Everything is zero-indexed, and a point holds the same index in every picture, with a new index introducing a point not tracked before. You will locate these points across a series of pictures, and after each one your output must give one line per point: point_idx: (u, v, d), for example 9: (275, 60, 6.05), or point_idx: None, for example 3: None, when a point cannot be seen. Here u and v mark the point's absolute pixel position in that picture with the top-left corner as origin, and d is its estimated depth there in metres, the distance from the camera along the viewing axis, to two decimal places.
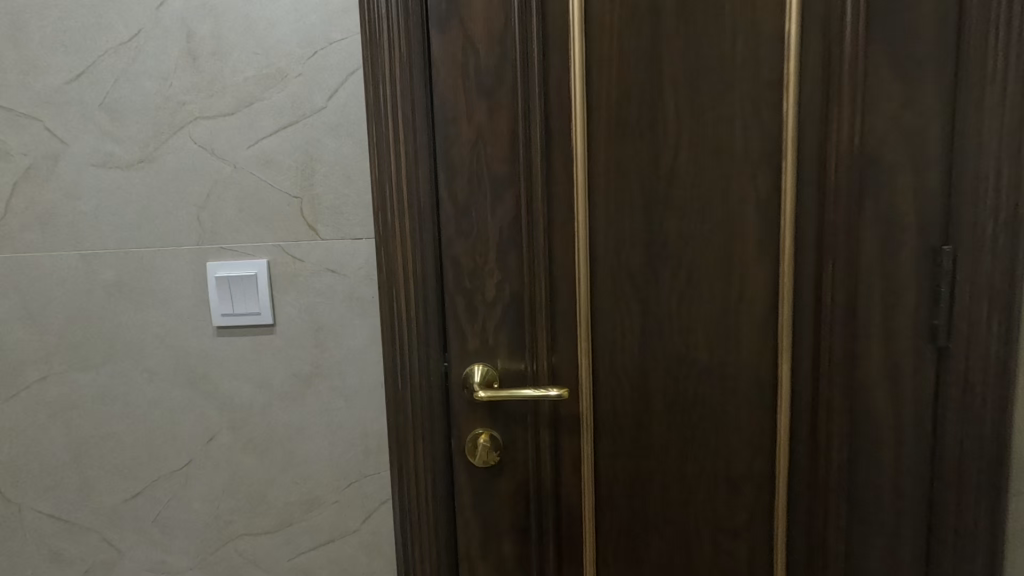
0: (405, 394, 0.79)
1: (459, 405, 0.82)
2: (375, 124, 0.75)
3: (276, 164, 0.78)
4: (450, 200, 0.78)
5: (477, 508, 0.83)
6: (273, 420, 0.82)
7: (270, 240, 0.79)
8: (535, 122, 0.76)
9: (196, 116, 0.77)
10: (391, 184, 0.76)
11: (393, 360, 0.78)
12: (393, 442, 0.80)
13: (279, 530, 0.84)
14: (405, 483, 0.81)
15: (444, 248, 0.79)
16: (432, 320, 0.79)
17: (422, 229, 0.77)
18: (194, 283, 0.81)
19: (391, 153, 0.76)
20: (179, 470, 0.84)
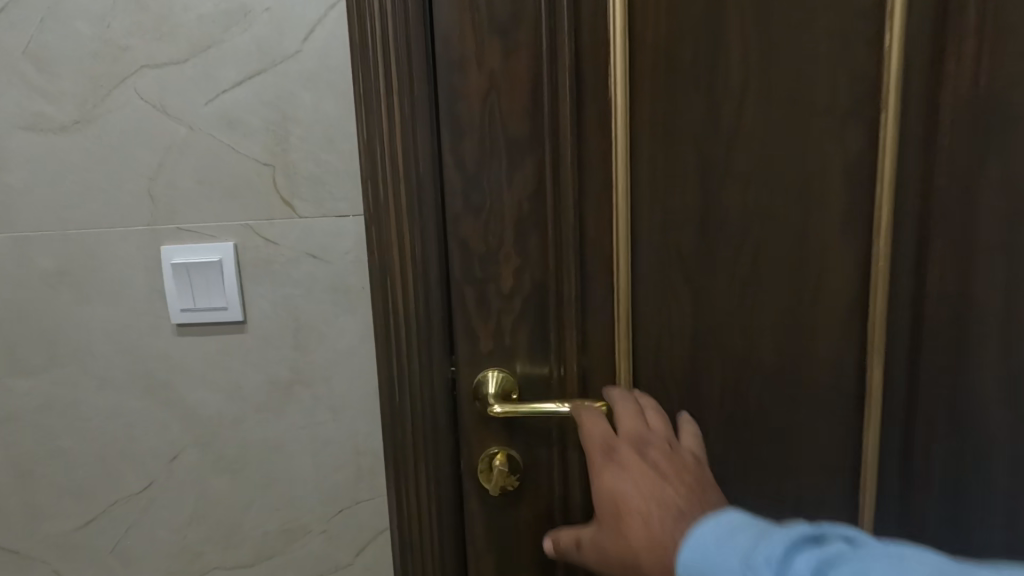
0: (403, 407, 0.65)
1: (469, 418, 0.68)
2: (361, 73, 0.60)
3: (241, 125, 0.63)
4: (456, 171, 0.63)
5: (490, 540, 0.70)
6: (247, 435, 0.69)
7: (237, 219, 0.65)
8: (561, 70, 0.61)
9: (142, 66, 0.63)
10: (381, 146, 0.61)
11: (387, 365, 0.64)
12: (389, 464, 0.66)
13: (258, 563, 0.72)
14: (405, 512, 0.67)
15: (449, 228, 0.64)
16: (436, 316, 0.65)
17: (422, 204, 0.62)
18: (147, 272, 0.66)
19: (380, 107, 0.60)
20: (138, 493, 0.71)
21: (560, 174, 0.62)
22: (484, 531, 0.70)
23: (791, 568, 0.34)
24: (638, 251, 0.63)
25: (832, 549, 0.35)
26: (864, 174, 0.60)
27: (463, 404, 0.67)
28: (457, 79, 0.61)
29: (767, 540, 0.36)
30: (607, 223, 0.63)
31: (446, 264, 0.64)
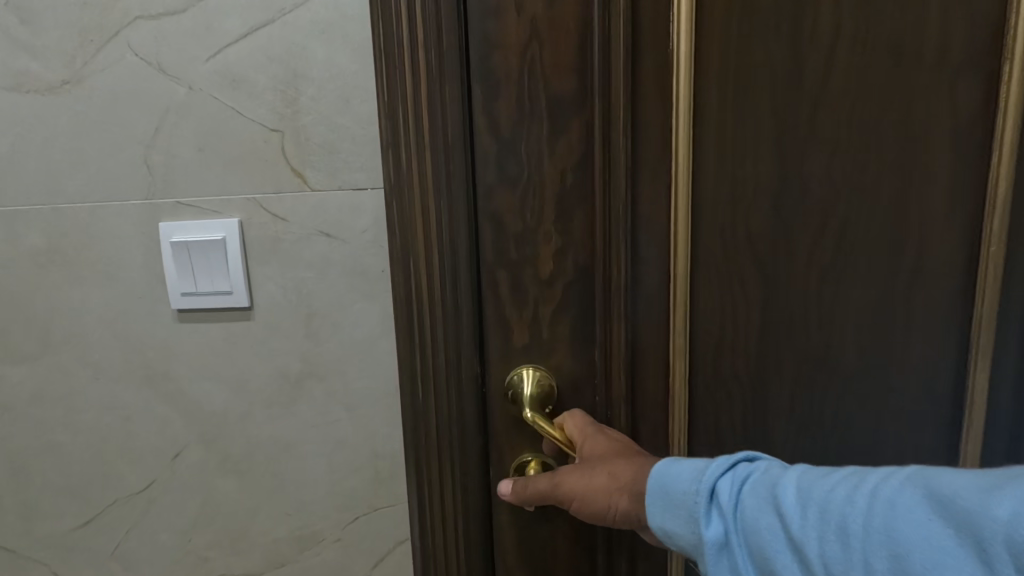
0: (428, 407, 0.58)
1: (500, 419, 0.61)
2: (380, 20, 0.52)
3: (246, 84, 0.56)
4: (490, 137, 0.55)
5: (522, 551, 0.63)
6: (255, 434, 0.62)
7: (242, 191, 0.58)
8: (612, 19, 0.53)
9: (135, 17, 0.55)
10: (405, 107, 0.52)
11: (411, 360, 0.57)
12: (412, 471, 0.59)
13: (268, 572, 0.66)
14: (429, 525, 0.60)
15: (479, 202, 0.56)
16: (464, 305, 0.57)
17: (450, 175, 0.54)
18: (145, 251, 0.60)
19: (404, 60, 0.52)
20: (139, 493, 0.65)
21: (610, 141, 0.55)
22: (517, 543, 0.63)
23: (731, 472, 0.40)
24: (704, 232, 0.57)
25: (765, 462, 0.40)
26: (948, 149, 0.56)
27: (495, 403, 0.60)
28: (493, 29, 0.53)
29: (713, 461, 0.42)
30: (666, 199, 0.56)
31: (477, 246, 0.57)
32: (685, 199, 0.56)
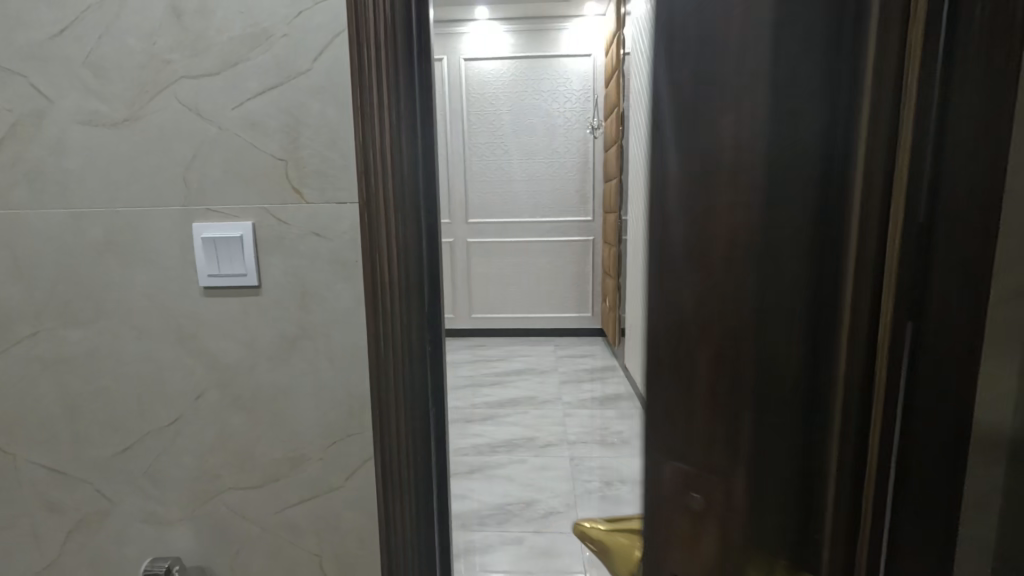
0: (386, 354, 0.82)
1: (417, 360, 0.83)
2: (359, 85, 0.76)
3: (261, 126, 0.78)
4: (409, 154, 0.78)
5: (449, 463, 0.91)
6: (259, 379, 0.85)
7: (255, 203, 0.80)
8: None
9: (180, 76, 0.77)
10: (374, 147, 0.77)
11: (376, 323, 0.81)
12: (375, 403, 0.83)
13: (265, 485, 0.88)
14: (387, 446, 0.85)
15: (420, 205, 0.79)
16: (410, 277, 0.80)
17: (403, 186, 0.78)
18: (181, 244, 0.81)
19: (373, 112, 0.76)
20: (168, 426, 0.86)
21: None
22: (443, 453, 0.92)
23: None
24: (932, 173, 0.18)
25: None
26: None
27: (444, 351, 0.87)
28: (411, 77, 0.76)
29: None
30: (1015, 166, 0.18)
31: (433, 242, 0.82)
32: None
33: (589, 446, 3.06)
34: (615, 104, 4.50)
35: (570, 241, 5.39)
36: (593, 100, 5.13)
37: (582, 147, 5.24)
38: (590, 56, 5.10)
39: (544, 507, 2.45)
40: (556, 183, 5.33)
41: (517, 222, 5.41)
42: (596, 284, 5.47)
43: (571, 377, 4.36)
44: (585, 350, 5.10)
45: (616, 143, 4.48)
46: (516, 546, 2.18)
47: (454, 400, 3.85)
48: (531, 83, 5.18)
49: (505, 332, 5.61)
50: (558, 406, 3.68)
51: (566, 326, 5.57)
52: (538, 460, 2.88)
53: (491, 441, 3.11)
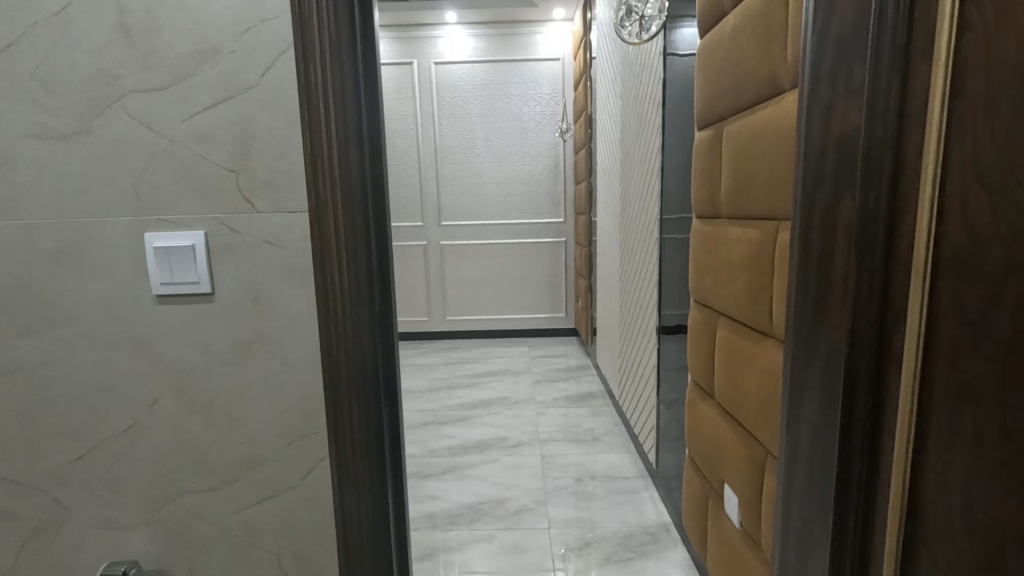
0: (338, 358, 0.85)
1: (367, 361, 0.86)
2: (305, 96, 0.79)
3: (212, 140, 0.81)
4: (356, 165, 0.81)
5: (405, 460, 0.94)
6: (215, 383, 0.87)
7: (207, 212, 0.83)
8: (831, 129, 0.79)
9: (130, 91, 0.80)
10: (324, 160, 0.80)
11: (328, 328, 0.85)
12: (330, 404, 0.87)
13: (224, 487, 0.90)
14: (342, 445, 0.88)
15: (370, 213, 0.83)
16: (360, 284, 0.84)
17: (353, 195, 0.82)
18: (132, 253, 0.83)
19: (322, 127, 0.80)
20: (122, 432, 0.88)
21: (962, 63, 0.62)
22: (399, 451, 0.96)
23: None
24: None
25: None
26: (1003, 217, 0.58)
27: (397, 349, 0.91)
28: (359, 95, 0.80)
29: None
30: (982, 251, 0.61)
31: (384, 245, 0.87)
32: (934, 204, 0.66)
33: (561, 443, 3.13)
34: (583, 108, 4.59)
35: (543, 243, 5.47)
36: (563, 104, 5.22)
37: (552, 150, 5.32)
38: (559, 60, 5.18)
39: (515, 504, 2.49)
40: (528, 186, 5.39)
41: (489, 225, 5.46)
42: (569, 284, 5.56)
43: (544, 377, 4.42)
44: (559, 350, 5.17)
45: (585, 146, 4.56)
46: (487, 544, 2.22)
47: (427, 402, 3.87)
48: (501, 87, 5.24)
49: (480, 334, 5.65)
50: (531, 405, 3.75)
51: (540, 326, 5.64)
52: (510, 459, 2.93)
53: (464, 443, 3.15)
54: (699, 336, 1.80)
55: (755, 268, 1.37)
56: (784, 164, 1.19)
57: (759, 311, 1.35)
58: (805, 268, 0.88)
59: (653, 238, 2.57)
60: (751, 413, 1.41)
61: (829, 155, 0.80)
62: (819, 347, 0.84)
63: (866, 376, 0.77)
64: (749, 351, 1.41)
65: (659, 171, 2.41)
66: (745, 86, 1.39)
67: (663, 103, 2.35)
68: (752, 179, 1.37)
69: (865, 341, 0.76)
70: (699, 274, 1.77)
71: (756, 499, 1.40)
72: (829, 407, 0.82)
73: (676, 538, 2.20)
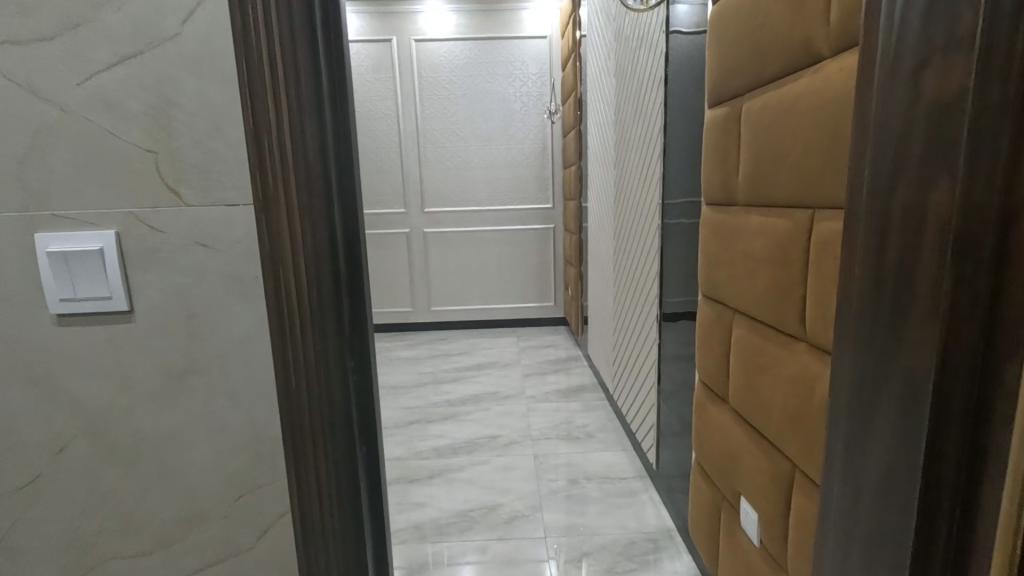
0: (299, 389, 0.70)
1: (334, 391, 0.70)
2: (242, 50, 0.63)
3: (120, 111, 0.65)
4: (317, 148, 0.65)
5: (385, 504, 0.80)
6: (138, 423, 0.71)
7: (118, 205, 0.66)
8: (919, 98, 0.60)
9: (6, 43, 0.62)
10: (272, 141, 0.65)
11: (283, 352, 0.69)
12: (289, 445, 0.71)
13: (158, 550, 0.75)
14: (304, 493, 0.73)
15: (335, 208, 0.67)
16: (325, 297, 0.68)
17: (311, 185, 0.65)
18: (22, 259, 0.66)
19: (268, 101, 0.64)
20: (23, 487, 0.72)
21: None
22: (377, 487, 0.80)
23: None
24: None
25: None
26: None
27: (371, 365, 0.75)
28: (318, 60, 0.64)
29: None
30: None
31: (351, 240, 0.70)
32: None
33: (553, 441, 3.00)
34: (572, 88, 4.37)
35: (530, 230, 5.29)
36: (550, 84, 4.99)
37: (540, 133, 5.11)
38: (546, 38, 4.94)
39: (508, 511, 2.35)
40: (514, 170, 5.18)
41: (475, 211, 5.25)
42: (558, 273, 5.39)
43: (534, 369, 4.27)
44: (548, 340, 5.03)
45: (574, 128, 4.36)
46: (479, 556, 2.08)
47: (414, 399, 3.70)
48: (485, 66, 4.98)
49: (466, 324, 5.47)
50: (522, 400, 3.60)
51: (529, 316, 5.48)
52: (501, 460, 2.78)
53: (452, 443, 2.99)
54: (710, 335, 1.66)
55: (782, 262, 1.22)
56: (824, 144, 1.03)
57: (788, 310, 1.20)
58: (871, 268, 0.70)
59: (653, 226, 2.40)
60: (775, 424, 1.26)
61: (915, 128, 0.61)
62: (895, 375, 0.65)
63: (961, 413, 0.58)
64: (773, 355, 1.26)
65: (661, 154, 2.24)
66: (771, 55, 1.22)
67: (664, 81, 2.17)
68: (778, 161, 1.21)
69: (962, 370, 0.57)
70: (711, 267, 1.62)
71: (781, 518, 1.27)
72: (908, 455, 0.64)
73: (680, 545, 2.08)
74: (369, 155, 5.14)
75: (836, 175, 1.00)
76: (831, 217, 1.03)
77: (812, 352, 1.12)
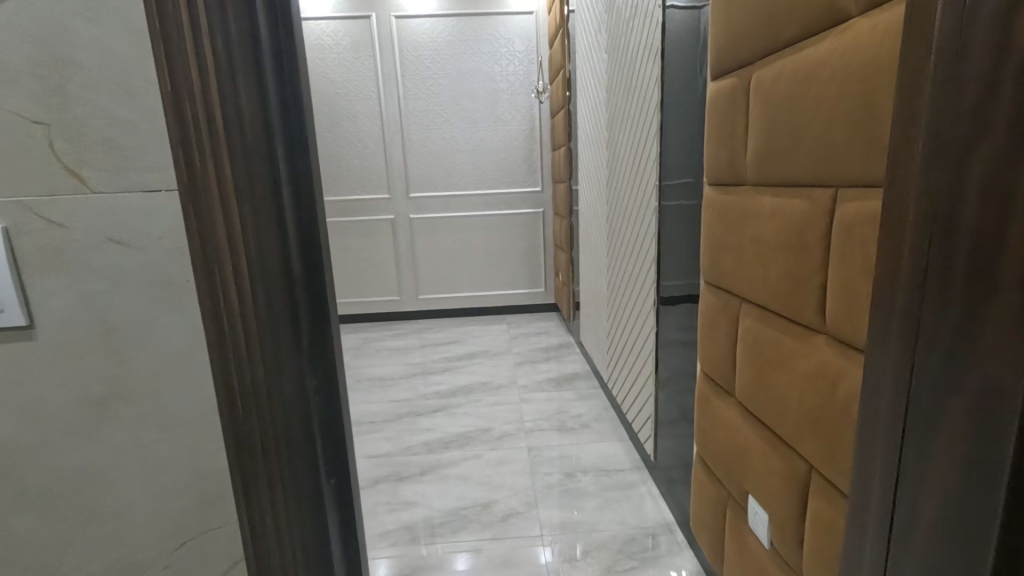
0: (247, 389, 0.69)
1: (288, 391, 0.70)
2: (161, 33, 0.59)
3: (13, 81, 0.61)
4: (256, 139, 0.62)
5: (353, 498, 0.81)
6: (58, 462, 0.72)
7: (15, 194, 0.64)
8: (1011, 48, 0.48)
9: None
10: (202, 131, 0.61)
11: (224, 353, 0.68)
12: (233, 446, 0.71)
13: None
14: (256, 494, 0.73)
15: (283, 203, 0.65)
16: (274, 296, 0.66)
17: (254, 180, 0.63)
18: None
19: (196, 89, 0.60)
20: None
21: None
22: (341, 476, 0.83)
23: None
24: None
25: None
26: None
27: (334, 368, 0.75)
28: (256, 44, 0.60)
29: None
30: None
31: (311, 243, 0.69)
32: None
33: (548, 432, 2.92)
34: (560, 66, 4.19)
35: (519, 214, 5.15)
36: (537, 63, 4.82)
37: (527, 113, 4.94)
38: (532, 13, 4.75)
39: (503, 508, 2.27)
40: (502, 153, 5.01)
41: (462, 196, 5.08)
42: (548, 258, 5.27)
43: (526, 358, 4.17)
44: (539, 327, 4.93)
45: (563, 108, 4.19)
46: (474, 557, 1.99)
47: (402, 391, 3.58)
48: (470, 43, 4.79)
49: (455, 313, 5.35)
50: (514, 390, 3.51)
51: (519, 302, 5.37)
52: (494, 454, 2.69)
53: (443, 437, 2.89)
54: (715, 325, 1.56)
55: (798, 247, 1.12)
56: (853, 114, 0.92)
57: (805, 300, 1.10)
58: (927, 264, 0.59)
59: (650, 209, 2.28)
60: (790, 422, 1.17)
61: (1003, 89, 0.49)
62: (967, 391, 0.55)
63: None
64: (788, 348, 1.16)
65: (658, 131, 2.11)
66: (789, 16, 1.10)
67: (660, 52, 2.05)
68: (795, 136, 1.09)
69: None
70: (717, 254, 1.51)
71: (796, 521, 1.18)
72: (987, 488, 0.53)
73: (681, 540, 2.02)
74: (350, 138, 4.93)
75: (869, 148, 0.89)
76: (861, 195, 0.92)
77: (834, 346, 1.02)
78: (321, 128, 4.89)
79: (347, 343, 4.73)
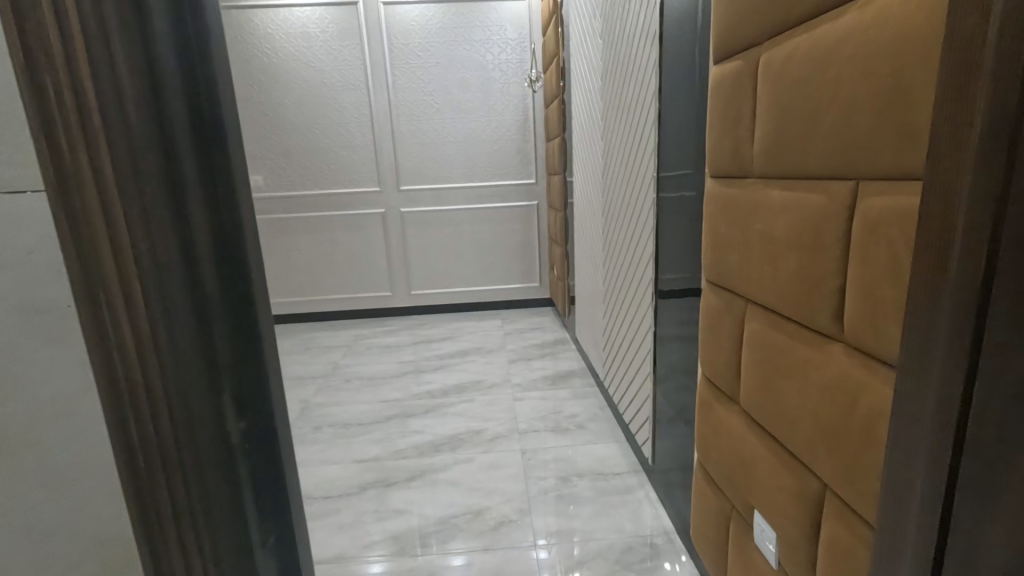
0: (150, 413, 0.63)
1: (199, 409, 0.65)
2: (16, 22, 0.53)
3: None
4: (146, 139, 0.57)
5: (284, 512, 0.78)
6: None
7: None
8: None
9: None
10: (75, 133, 0.55)
11: (113, 375, 0.62)
12: (129, 481, 0.65)
13: None
14: (165, 530, 0.67)
15: (182, 207, 0.61)
16: (178, 307, 0.62)
17: (146, 183, 0.58)
18: None
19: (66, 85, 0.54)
20: None
21: None
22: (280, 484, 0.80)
23: None
24: None
25: None
26: None
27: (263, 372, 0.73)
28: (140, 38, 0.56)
29: None
30: None
31: (233, 246, 0.67)
32: None
33: (542, 433, 2.82)
34: (554, 53, 4.05)
35: (513, 207, 5.03)
36: (530, 50, 4.67)
37: (521, 103, 4.81)
38: None
39: (495, 515, 2.18)
40: (494, 144, 4.88)
41: (454, 188, 4.95)
42: (543, 252, 5.16)
43: (520, 355, 4.07)
44: (534, 323, 4.83)
45: (557, 97, 4.06)
46: (464, 569, 1.90)
47: (392, 391, 3.48)
48: (461, 31, 4.64)
49: (448, 308, 5.24)
50: (508, 389, 3.42)
51: (513, 297, 5.26)
52: (486, 458, 2.59)
53: (434, 439, 2.79)
54: (719, 327, 1.45)
55: (812, 247, 1.01)
56: (881, 99, 0.81)
57: (820, 306, 1.00)
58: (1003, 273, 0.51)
59: (647, 202, 2.17)
60: (803, 438, 1.07)
61: None
62: None
63: None
64: (800, 358, 1.07)
65: (656, 120, 1.99)
66: None
67: (657, 35, 1.93)
68: (810, 124, 0.99)
69: None
70: (720, 251, 1.40)
71: (808, 545, 1.09)
72: None
73: (681, 550, 1.94)
74: (338, 129, 4.78)
75: (900, 136, 0.78)
76: (889, 190, 0.82)
77: (854, 359, 0.92)
78: (308, 119, 4.74)
79: (337, 340, 4.62)
